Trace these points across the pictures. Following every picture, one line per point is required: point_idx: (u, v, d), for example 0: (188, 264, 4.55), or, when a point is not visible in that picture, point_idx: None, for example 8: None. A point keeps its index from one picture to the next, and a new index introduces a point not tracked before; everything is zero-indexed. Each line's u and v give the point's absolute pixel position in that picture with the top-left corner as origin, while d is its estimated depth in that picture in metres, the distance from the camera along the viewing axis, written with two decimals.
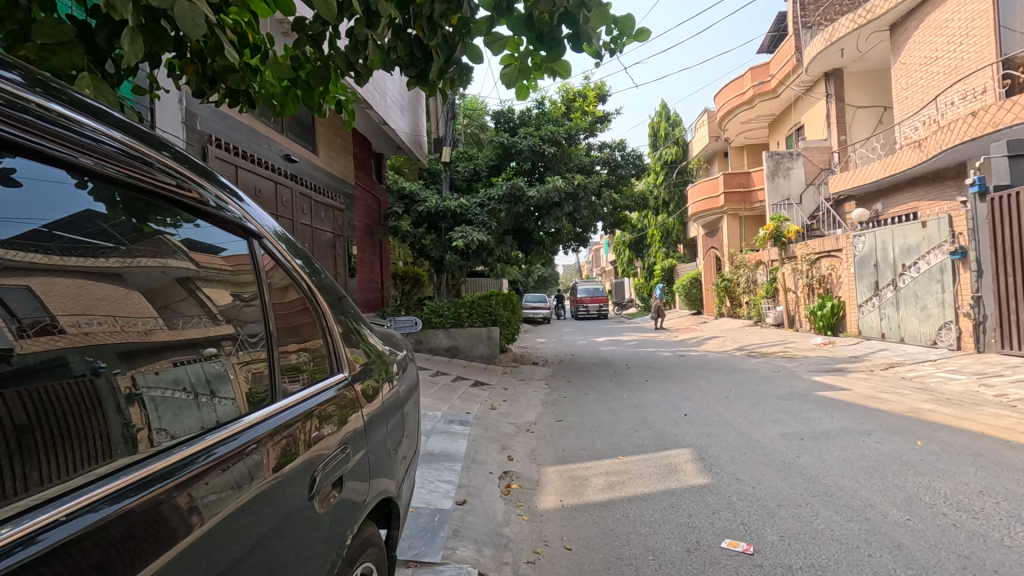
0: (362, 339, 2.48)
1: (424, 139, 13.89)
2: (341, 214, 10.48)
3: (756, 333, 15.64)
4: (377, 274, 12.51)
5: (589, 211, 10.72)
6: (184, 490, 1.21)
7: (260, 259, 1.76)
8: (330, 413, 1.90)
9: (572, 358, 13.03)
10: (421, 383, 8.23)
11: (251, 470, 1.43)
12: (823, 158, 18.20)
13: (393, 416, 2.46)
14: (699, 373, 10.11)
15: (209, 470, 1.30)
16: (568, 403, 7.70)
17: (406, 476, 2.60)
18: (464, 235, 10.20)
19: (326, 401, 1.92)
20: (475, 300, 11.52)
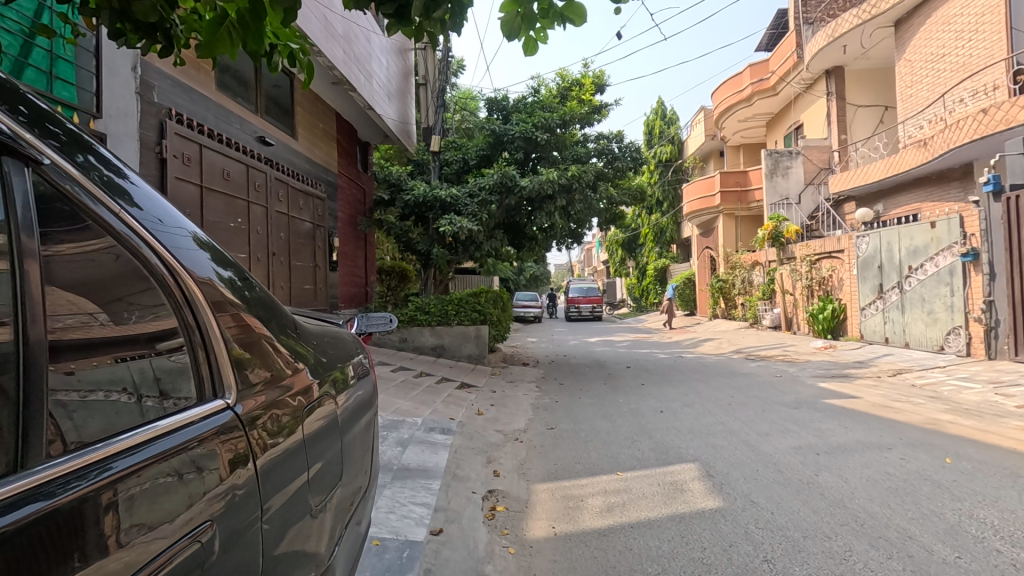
0: (319, 351, 2.03)
1: (412, 128, 13.27)
2: (322, 204, 9.88)
3: (753, 335, 15.20)
4: (361, 268, 11.94)
5: (585, 205, 10.17)
6: (110, 486, 0.97)
7: (190, 268, 1.43)
8: (283, 424, 1.54)
9: (564, 359, 12.50)
10: (402, 385, 7.66)
11: (192, 471, 1.17)
12: (822, 157, 17.81)
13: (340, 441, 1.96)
14: (698, 377, 9.61)
15: (143, 466, 1.07)
16: (561, 409, 7.17)
17: (347, 523, 2.05)
18: (453, 225, 9.69)
19: (281, 408, 1.56)
20: (463, 297, 10.94)
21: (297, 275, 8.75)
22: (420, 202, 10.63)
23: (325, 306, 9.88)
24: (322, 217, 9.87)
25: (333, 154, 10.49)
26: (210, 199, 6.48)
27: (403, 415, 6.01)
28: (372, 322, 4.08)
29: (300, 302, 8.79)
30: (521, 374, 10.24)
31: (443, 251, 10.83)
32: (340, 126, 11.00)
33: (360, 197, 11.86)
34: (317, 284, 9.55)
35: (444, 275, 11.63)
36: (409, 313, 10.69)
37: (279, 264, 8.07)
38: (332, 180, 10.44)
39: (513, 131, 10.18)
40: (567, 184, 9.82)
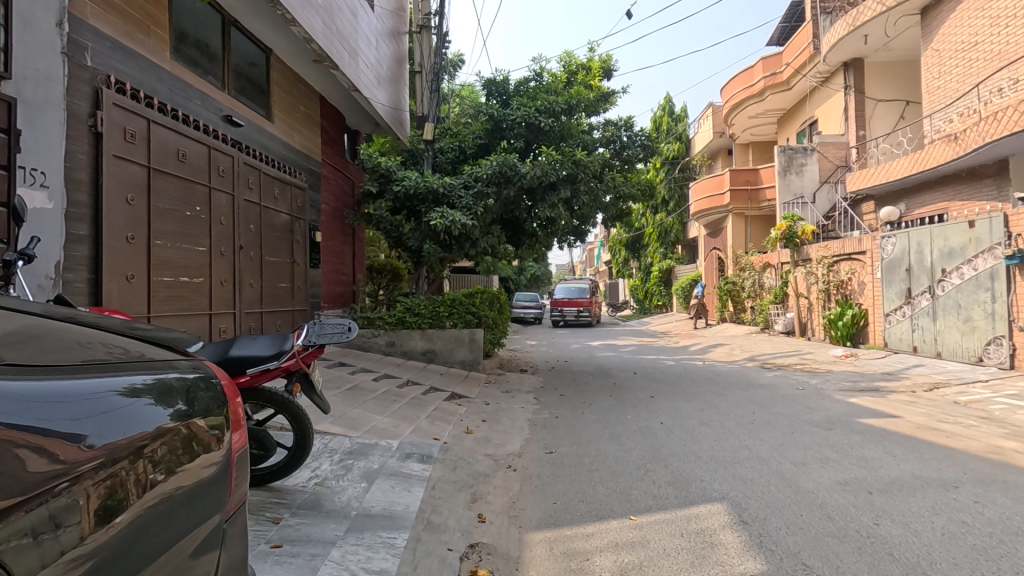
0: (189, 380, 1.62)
1: (405, 116, 12.44)
2: (303, 194, 9.06)
3: (766, 341, 14.35)
4: (348, 265, 11.13)
5: (589, 198, 9.38)
6: None
7: None
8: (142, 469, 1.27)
9: (565, 366, 11.67)
10: (383, 397, 6.80)
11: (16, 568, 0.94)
12: (839, 154, 16.93)
13: (234, 474, 1.63)
14: (712, 389, 8.75)
15: None
16: (561, 427, 6.32)
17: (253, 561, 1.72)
18: (445, 218, 8.91)
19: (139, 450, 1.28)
20: (456, 295, 10.08)
21: (272, 272, 7.93)
22: (411, 194, 9.84)
23: (306, 306, 9.06)
24: (303, 209, 9.06)
25: (315, 141, 9.66)
26: (161, 183, 5.65)
27: (377, 436, 5.17)
28: (331, 327, 3.32)
29: (274, 301, 7.97)
30: (519, 383, 9.40)
31: (435, 248, 10.04)
32: (325, 111, 10.17)
33: (347, 189, 11.06)
34: (296, 282, 8.73)
35: (437, 274, 10.79)
36: (397, 314, 9.83)
37: (248, 259, 7.25)
38: (315, 169, 9.60)
39: (513, 117, 9.41)
40: (571, 173, 9.07)
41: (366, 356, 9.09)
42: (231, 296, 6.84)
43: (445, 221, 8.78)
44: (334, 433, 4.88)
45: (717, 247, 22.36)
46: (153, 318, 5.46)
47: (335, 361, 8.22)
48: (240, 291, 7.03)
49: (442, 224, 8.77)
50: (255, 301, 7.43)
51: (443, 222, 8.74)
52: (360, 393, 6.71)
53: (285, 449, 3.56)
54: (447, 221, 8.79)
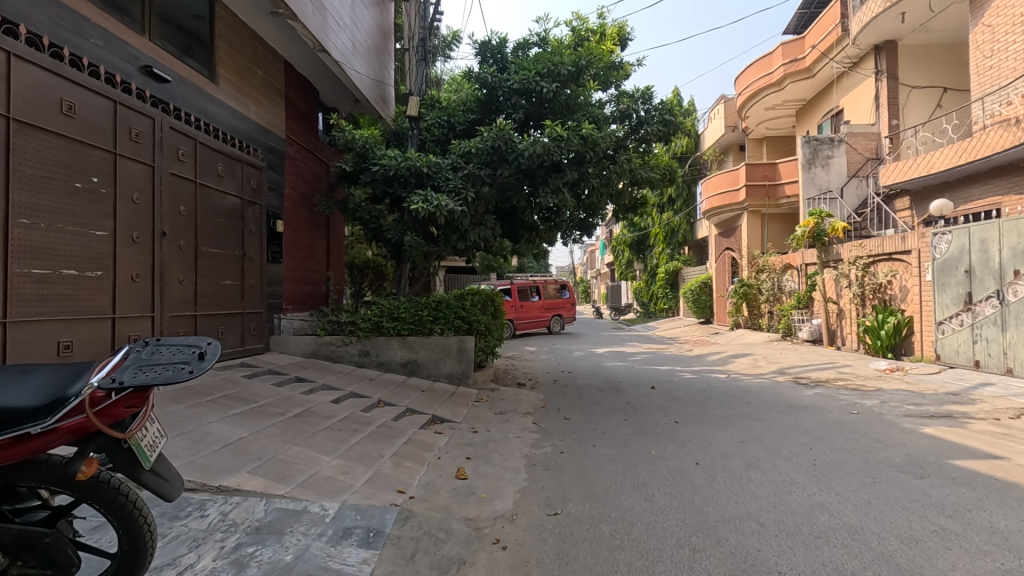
0: None
1: (388, 93, 10.99)
2: (259, 174, 7.60)
3: (792, 351, 12.90)
4: (320, 258, 9.69)
5: (599, 182, 7.94)
6: None
7: None
8: None
9: (569, 379, 10.22)
10: (341, 426, 5.33)
11: None
12: (869, 146, 15.46)
13: None
14: (747, 412, 7.28)
15: None
16: (568, 472, 4.85)
17: None
18: (421, 199, 7.49)
19: None
20: (441, 295, 8.62)
21: (212, 267, 6.47)
22: (389, 178, 8.43)
23: (262, 307, 7.60)
24: (260, 192, 7.60)
25: (278, 114, 8.22)
26: (30, 142, 4.18)
27: (313, 494, 3.69)
28: (171, 350, 1.88)
29: (215, 302, 6.51)
30: (515, 402, 7.94)
31: (418, 239, 8.63)
32: (293, 81, 8.73)
33: (321, 173, 9.61)
34: (248, 279, 7.27)
35: (421, 272, 9.32)
36: (372, 318, 8.35)
37: (176, 250, 5.78)
38: (276, 148, 8.14)
39: (509, 84, 8.01)
40: (578, 151, 7.64)
41: (334, 370, 7.62)
42: (150, 296, 5.39)
43: (424, 206, 7.35)
44: (246, 494, 3.42)
45: (730, 248, 20.90)
46: (13, 323, 4.02)
47: (292, 376, 6.75)
48: (164, 289, 5.57)
49: (419, 210, 7.33)
50: (187, 302, 5.97)
51: (420, 208, 7.31)
52: (311, 421, 5.22)
53: (104, 558, 2.03)
54: (426, 206, 7.35)
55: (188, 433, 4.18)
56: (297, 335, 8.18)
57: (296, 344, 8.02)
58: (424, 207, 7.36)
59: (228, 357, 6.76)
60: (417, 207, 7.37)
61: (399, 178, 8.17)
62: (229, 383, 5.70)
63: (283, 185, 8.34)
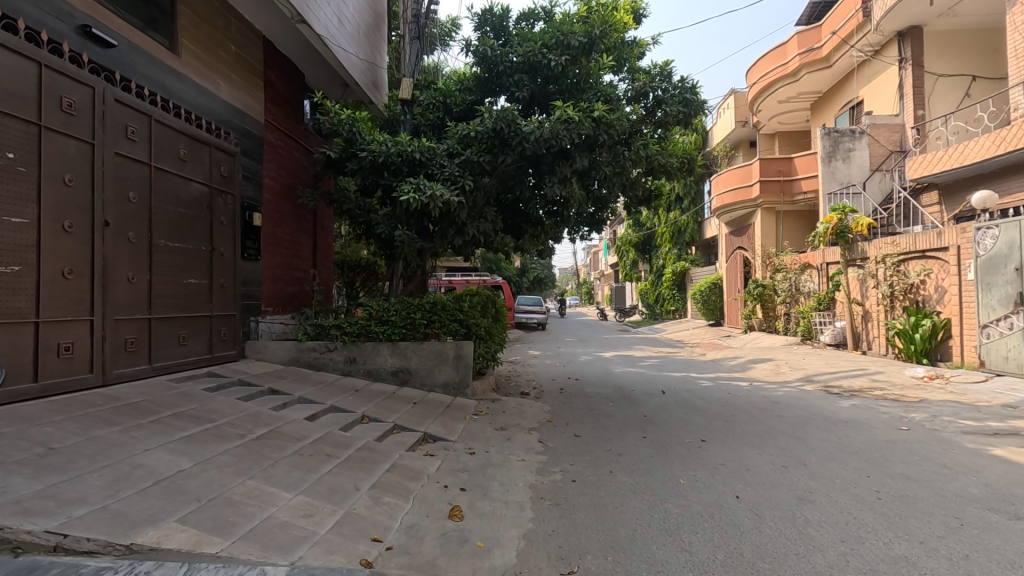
0: None
1: (380, 77, 10.19)
2: (232, 161, 6.78)
3: (814, 356, 12.03)
4: (303, 256, 8.85)
5: (612, 170, 7.11)
6: None
7: None
8: None
9: (577, 387, 9.37)
10: (311, 450, 4.49)
11: None
12: (893, 138, 14.42)
13: None
14: (781, 428, 6.42)
15: None
16: (582, 509, 4.01)
17: None
18: (412, 189, 6.67)
19: None
20: (436, 297, 7.79)
21: (173, 264, 5.65)
22: (379, 167, 7.61)
23: (235, 309, 6.79)
24: (233, 181, 6.78)
25: (255, 94, 7.41)
26: None
27: (259, 551, 2.87)
28: None
29: (176, 304, 5.70)
30: (518, 416, 7.12)
31: (411, 234, 7.80)
32: (272, 59, 7.90)
33: (306, 162, 8.77)
34: (218, 278, 6.45)
35: (415, 270, 8.50)
36: (359, 322, 7.54)
37: (125, 244, 4.96)
38: (253, 132, 7.32)
39: (511, 59, 7.15)
40: (589, 135, 6.80)
41: (315, 380, 6.82)
42: (88, 296, 4.57)
43: (416, 197, 6.54)
44: (165, 557, 2.59)
45: (741, 247, 20.01)
46: None
47: (265, 388, 5.94)
48: (108, 288, 4.76)
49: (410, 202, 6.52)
50: (139, 304, 5.16)
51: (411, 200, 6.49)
52: (276, 445, 4.39)
53: None
54: (419, 197, 6.54)
55: (112, 468, 3.36)
56: (276, 341, 7.36)
57: (274, 350, 7.21)
58: (417, 198, 6.56)
59: (194, 366, 5.94)
60: (408, 198, 6.56)
61: (389, 167, 7.35)
62: (184, 398, 4.88)
63: (261, 175, 7.52)
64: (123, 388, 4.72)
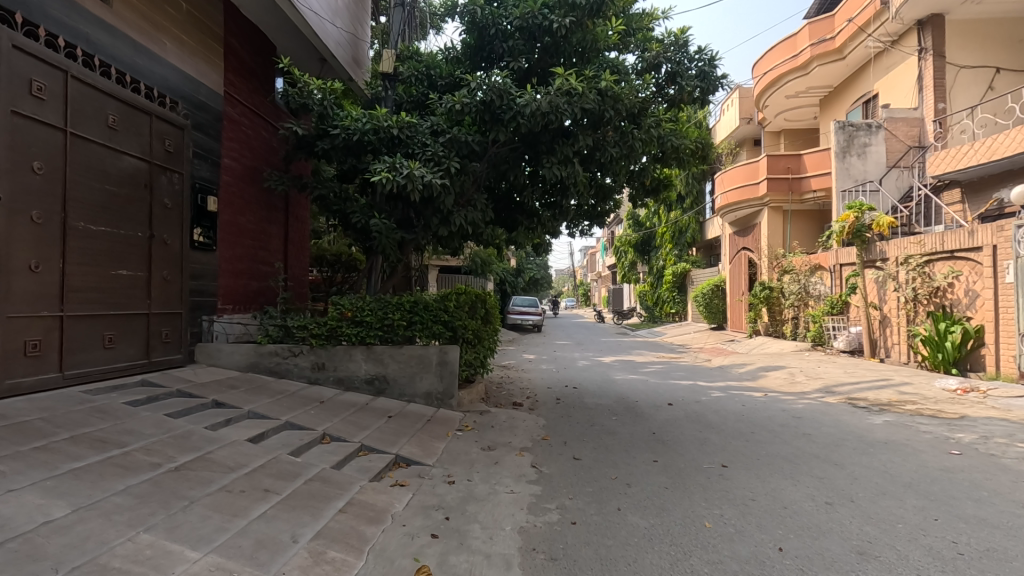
0: None
1: (362, 51, 9.29)
2: (181, 134, 5.86)
3: (829, 363, 11.20)
4: (271, 248, 7.95)
5: (618, 151, 6.26)
6: None
7: None
8: None
9: (576, 397, 8.47)
10: (244, 483, 3.57)
11: None
12: (912, 133, 13.63)
13: None
14: (813, 451, 5.54)
15: None
16: (585, 567, 3.11)
17: None
18: (386, 169, 5.78)
19: None
20: (417, 295, 6.89)
21: (97, 251, 4.73)
22: (353, 147, 6.72)
23: (181, 306, 5.86)
24: (181, 158, 5.86)
25: (212, 61, 6.48)
26: None
27: None
28: None
29: (101, 299, 4.78)
30: (509, 432, 6.24)
31: (389, 223, 6.91)
32: (236, 24, 6.98)
33: (276, 144, 7.89)
34: (160, 270, 5.53)
35: (394, 265, 7.59)
36: (328, 322, 6.61)
37: (25, 224, 4.03)
38: (208, 105, 6.41)
39: (505, 24, 6.29)
40: (593, 110, 5.93)
41: (275, 390, 5.91)
42: None
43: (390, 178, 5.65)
44: None
45: (746, 248, 19.16)
46: None
47: (210, 400, 5.02)
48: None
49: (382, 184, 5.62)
50: (47, 298, 4.24)
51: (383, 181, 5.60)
52: (200, 478, 3.47)
53: None
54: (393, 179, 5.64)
55: None
56: (232, 344, 6.43)
57: (230, 354, 6.28)
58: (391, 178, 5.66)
59: (124, 373, 5.02)
60: (380, 179, 5.66)
61: (363, 146, 6.45)
62: (94, 415, 3.96)
63: (218, 154, 6.61)
64: (16, 404, 3.80)
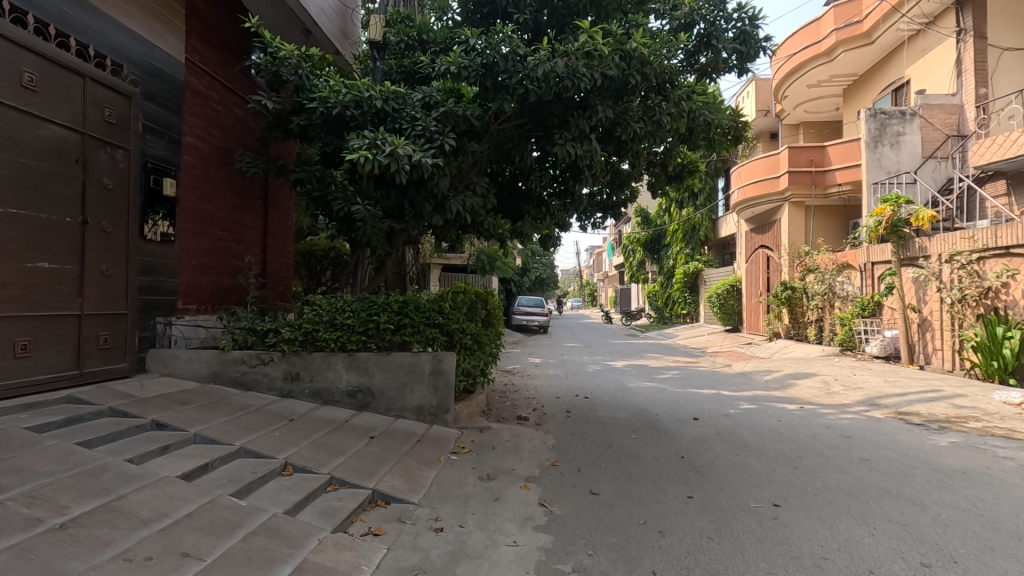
0: None
1: (351, 23, 8.39)
2: (128, 104, 4.99)
3: (865, 370, 10.19)
4: (245, 240, 7.06)
5: (643, 126, 5.32)
6: None
7: None
8: None
9: (588, 410, 7.54)
10: (156, 544, 2.67)
11: None
12: (950, 120, 12.60)
13: None
14: (879, 483, 4.59)
15: None
16: None
17: None
18: (364, 141, 4.80)
19: None
20: (407, 294, 5.97)
21: (3, 238, 3.84)
22: (332, 122, 5.78)
23: (127, 307, 4.97)
24: (127, 132, 4.98)
25: (169, 22, 5.60)
26: None
27: None
28: None
29: (10, 298, 3.90)
30: (512, 455, 5.32)
31: (374, 211, 5.98)
32: None
33: (251, 123, 7.01)
34: (97, 263, 4.63)
35: (382, 261, 6.65)
36: (303, 326, 5.70)
37: None
38: (164, 72, 5.52)
39: None
40: (614, 75, 5.01)
41: (237, 405, 5.01)
42: None
43: (369, 153, 4.66)
44: None
45: (764, 246, 18.14)
46: None
47: (149, 421, 4.12)
48: None
49: (360, 159, 4.63)
50: None
51: (361, 155, 4.61)
52: (94, 542, 2.56)
53: None
54: (373, 153, 4.65)
55: None
56: (192, 350, 5.54)
57: (187, 362, 5.40)
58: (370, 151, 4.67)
59: (46, 388, 4.14)
60: (356, 155, 4.67)
61: (342, 120, 5.50)
62: None
63: (178, 131, 5.73)
64: None
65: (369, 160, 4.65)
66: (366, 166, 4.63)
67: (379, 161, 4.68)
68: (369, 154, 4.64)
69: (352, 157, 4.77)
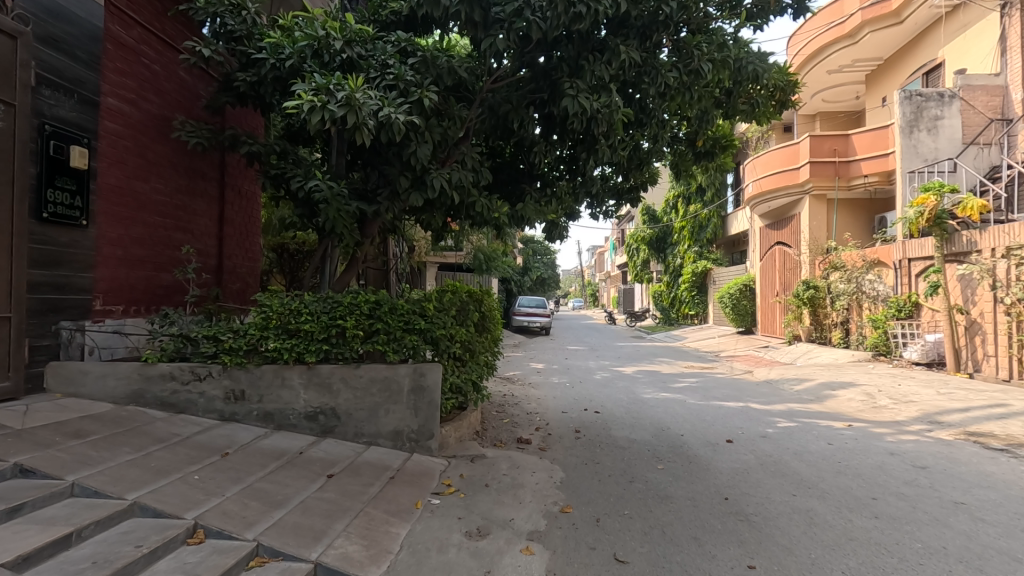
0: None
1: None
2: (12, 46, 3.87)
3: (910, 380, 9.02)
4: (195, 230, 5.95)
5: (676, 75, 4.27)
6: None
7: None
8: None
9: (600, 430, 6.39)
10: None
11: None
12: (994, 103, 11.37)
13: None
14: (999, 546, 3.45)
15: None
16: None
17: None
18: (310, 86, 3.67)
19: None
20: (381, 293, 4.83)
21: None
22: (285, 81, 4.64)
23: (12, 309, 3.85)
24: (10, 83, 3.85)
25: None
26: None
27: None
28: None
29: None
30: (511, 497, 4.19)
31: (340, 190, 4.84)
32: None
33: (200, 90, 5.89)
34: None
35: (353, 252, 5.50)
36: (248, 333, 4.57)
37: None
38: (72, 12, 4.40)
39: None
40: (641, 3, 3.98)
41: (155, 436, 3.88)
42: None
43: (315, 100, 3.53)
44: None
45: (781, 242, 16.96)
46: None
47: (9, 466, 3.00)
48: None
49: (304, 108, 3.50)
50: None
51: (304, 101, 3.49)
52: None
53: None
54: (321, 101, 3.53)
55: None
56: (108, 363, 4.42)
57: (100, 379, 4.28)
58: (317, 98, 3.55)
59: None
60: (300, 102, 3.55)
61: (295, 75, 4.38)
62: None
63: (94, 89, 4.61)
64: None
65: (316, 109, 3.52)
66: (312, 117, 3.49)
67: (330, 111, 3.55)
68: (317, 101, 3.52)
69: (295, 108, 3.65)
